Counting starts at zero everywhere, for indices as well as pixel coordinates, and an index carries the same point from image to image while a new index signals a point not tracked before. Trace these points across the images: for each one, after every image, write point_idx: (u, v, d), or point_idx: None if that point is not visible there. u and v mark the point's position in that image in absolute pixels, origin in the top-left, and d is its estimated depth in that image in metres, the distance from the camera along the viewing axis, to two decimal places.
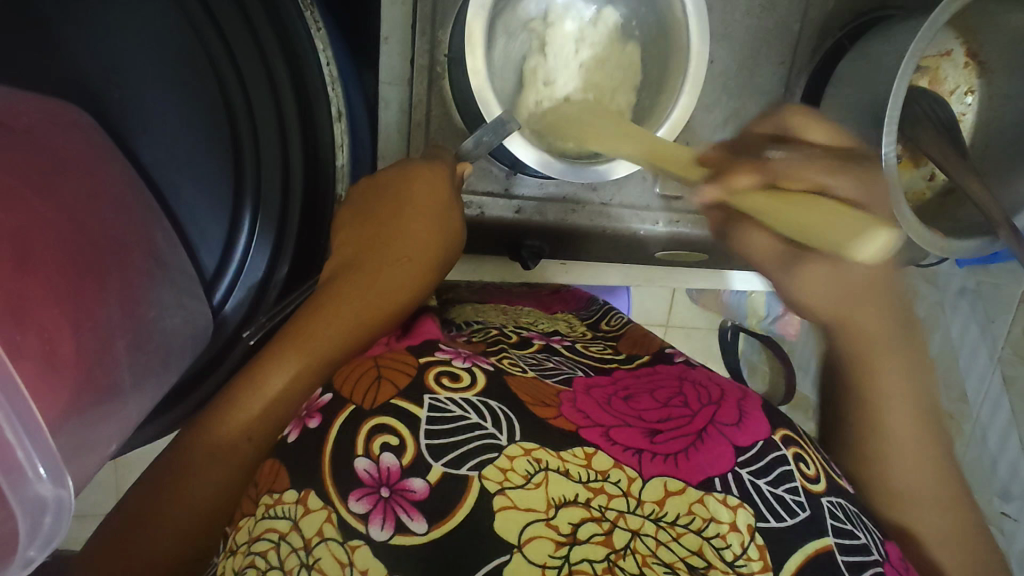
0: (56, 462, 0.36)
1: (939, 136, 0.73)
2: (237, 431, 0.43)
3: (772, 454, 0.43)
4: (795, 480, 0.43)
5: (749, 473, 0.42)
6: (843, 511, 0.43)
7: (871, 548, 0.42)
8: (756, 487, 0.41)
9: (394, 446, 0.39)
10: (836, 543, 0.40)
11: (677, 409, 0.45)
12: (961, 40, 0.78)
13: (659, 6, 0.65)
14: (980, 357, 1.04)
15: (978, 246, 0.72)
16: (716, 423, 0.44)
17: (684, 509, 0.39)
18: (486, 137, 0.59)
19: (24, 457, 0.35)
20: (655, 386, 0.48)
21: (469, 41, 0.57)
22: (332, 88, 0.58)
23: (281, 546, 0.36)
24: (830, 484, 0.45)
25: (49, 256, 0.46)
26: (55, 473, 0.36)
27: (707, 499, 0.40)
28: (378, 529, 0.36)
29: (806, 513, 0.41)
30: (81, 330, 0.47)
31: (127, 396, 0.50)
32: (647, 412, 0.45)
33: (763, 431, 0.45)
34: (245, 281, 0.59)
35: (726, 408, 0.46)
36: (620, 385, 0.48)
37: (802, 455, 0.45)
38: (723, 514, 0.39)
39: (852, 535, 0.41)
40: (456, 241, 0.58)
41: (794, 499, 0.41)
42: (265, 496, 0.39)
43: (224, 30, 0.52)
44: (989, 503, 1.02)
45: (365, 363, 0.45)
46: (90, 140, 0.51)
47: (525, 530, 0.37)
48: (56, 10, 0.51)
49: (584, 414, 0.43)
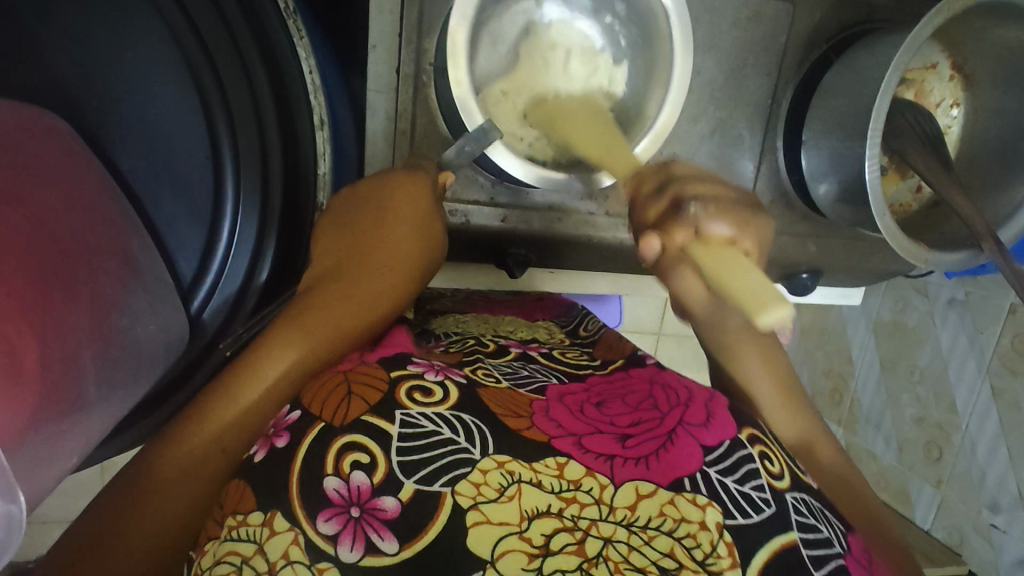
0: (7, 478, 0.35)
1: (923, 147, 0.73)
2: (208, 443, 0.42)
3: (737, 451, 0.43)
4: (760, 477, 0.42)
5: (716, 473, 0.41)
6: (807, 506, 0.42)
7: (834, 541, 0.41)
8: (723, 484, 0.41)
9: (365, 464, 0.38)
10: (802, 539, 0.39)
11: (647, 412, 0.45)
12: (947, 53, 0.78)
13: (644, 17, 0.65)
14: (969, 366, 1.04)
15: (962, 258, 0.72)
16: (686, 424, 0.44)
17: (655, 511, 0.39)
18: (468, 147, 0.58)
19: None
20: (627, 392, 0.49)
21: (452, 52, 0.58)
22: (315, 98, 0.58)
23: (244, 569, 0.35)
24: (795, 480, 0.44)
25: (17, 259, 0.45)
26: (5, 489, 0.35)
27: (677, 499, 0.39)
28: (348, 551, 0.36)
29: (771, 510, 0.40)
30: (47, 341, 0.46)
31: (94, 407, 0.49)
32: (619, 417, 0.45)
33: (730, 430, 0.44)
34: (224, 289, 0.59)
35: (695, 409, 0.46)
36: (593, 391, 0.49)
37: (767, 453, 0.44)
38: (693, 513, 0.39)
39: (816, 529, 0.40)
40: (439, 253, 0.58)
41: (759, 495, 0.41)
42: (228, 518, 0.38)
43: (198, 28, 0.52)
44: (977, 514, 1.03)
45: (335, 378, 0.44)
46: (67, 151, 0.51)
47: (499, 542, 0.36)
48: (34, 16, 0.50)
49: (555, 422, 0.43)
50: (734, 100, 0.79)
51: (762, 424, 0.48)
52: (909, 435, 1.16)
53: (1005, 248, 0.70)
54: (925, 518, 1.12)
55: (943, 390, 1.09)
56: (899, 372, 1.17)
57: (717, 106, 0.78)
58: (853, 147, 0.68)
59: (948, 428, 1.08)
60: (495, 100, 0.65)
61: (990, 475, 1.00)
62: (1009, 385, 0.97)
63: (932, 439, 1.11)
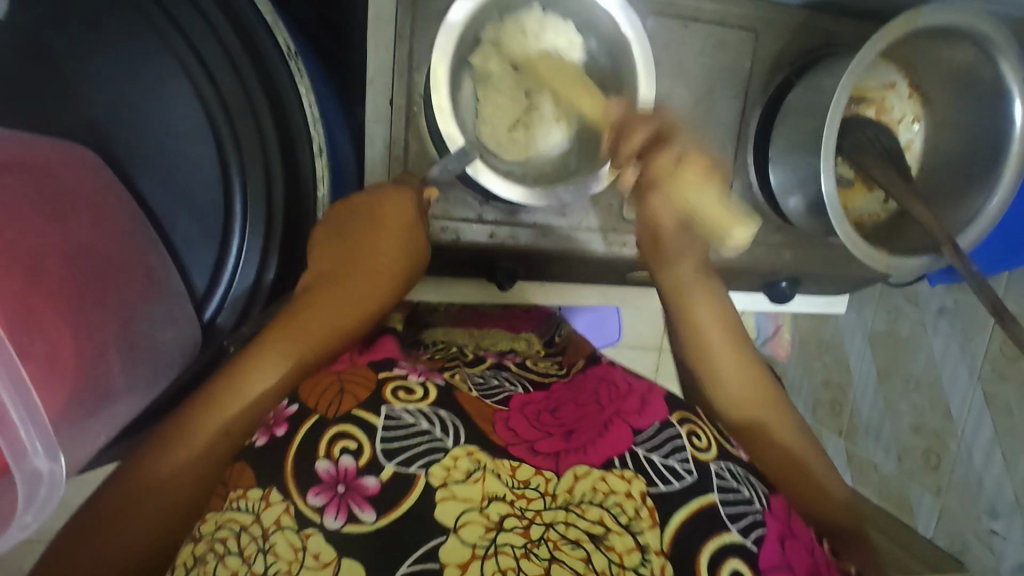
0: (52, 439, 0.40)
1: (883, 161, 0.79)
2: (215, 428, 0.47)
3: (665, 431, 0.49)
4: (685, 451, 0.48)
5: (644, 450, 0.47)
6: (730, 473, 0.48)
7: (754, 500, 0.47)
8: (648, 459, 0.47)
9: (353, 450, 0.44)
10: (719, 499, 0.46)
11: (591, 408, 0.52)
12: (903, 73, 0.84)
13: (613, 52, 0.71)
14: (962, 373, 1.06)
15: (922, 264, 0.76)
16: (620, 414, 0.51)
17: (588, 488, 0.44)
18: (451, 165, 0.65)
19: (25, 434, 0.39)
20: (578, 397, 0.54)
21: (436, 83, 0.64)
22: (314, 127, 0.64)
23: (241, 534, 0.41)
24: (720, 453, 0.50)
25: (58, 270, 0.52)
26: (50, 449, 0.39)
27: (608, 476, 0.45)
28: (332, 519, 0.41)
29: (693, 477, 0.46)
30: (80, 337, 0.52)
31: (119, 399, 0.54)
32: (567, 417, 0.51)
33: (662, 413, 0.51)
34: (235, 292, 0.64)
35: (629, 399, 0.53)
36: (552, 399, 0.54)
37: (695, 430, 0.51)
38: (620, 486, 0.44)
39: (735, 490, 0.47)
40: (423, 259, 0.63)
41: (682, 466, 0.47)
42: (231, 492, 0.43)
43: (212, 72, 0.59)
44: (978, 521, 1.04)
45: (329, 377, 0.50)
46: (96, 175, 0.57)
47: (461, 516, 0.41)
48: (73, 68, 0.58)
49: (514, 431, 0.48)
50: (706, 121, 0.84)
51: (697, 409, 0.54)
52: (906, 443, 1.17)
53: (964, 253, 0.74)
54: (927, 527, 1.13)
55: (938, 397, 1.11)
56: (895, 380, 1.19)
57: (689, 127, 0.83)
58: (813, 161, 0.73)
59: (944, 435, 1.10)
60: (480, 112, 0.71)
61: (988, 479, 1.02)
62: (1000, 390, 1.00)
63: (930, 447, 1.12)
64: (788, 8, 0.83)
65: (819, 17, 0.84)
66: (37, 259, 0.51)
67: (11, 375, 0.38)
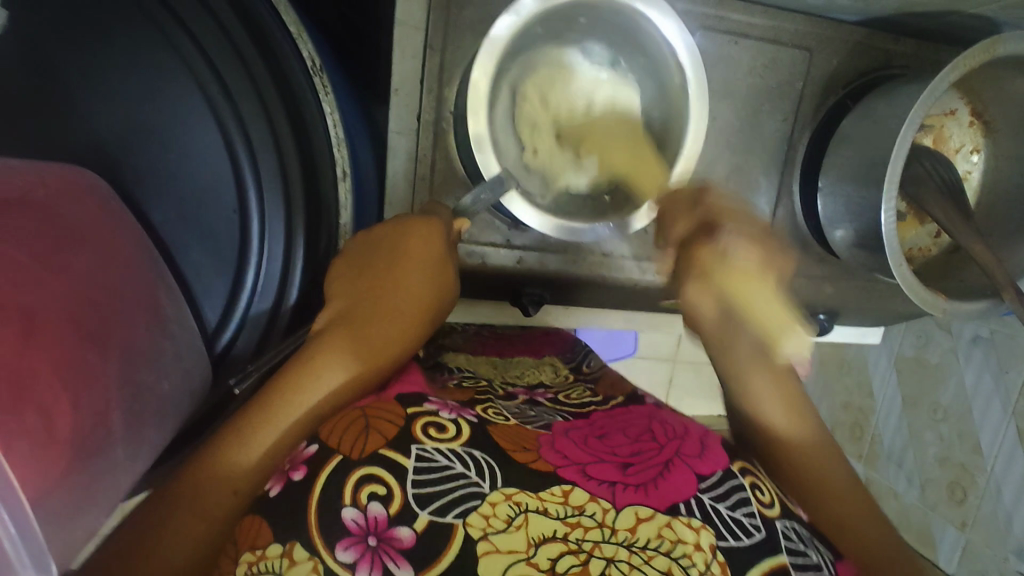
0: (41, 550, 0.34)
1: (941, 195, 0.73)
2: (220, 485, 0.42)
3: (731, 481, 0.45)
4: (752, 505, 0.44)
5: (710, 499, 0.43)
6: (797, 534, 0.45)
7: (823, 567, 0.43)
8: (716, 509, 0.43)
9: (382, 496, 0.40)
10: (791, 563, 0.42)
11: (646, 444, 0.47)
12: (967, 100, 0.78)
13: (662, 74, 0.66)
14: (994, 406, 0.96)
15: (983, 310, 0.71)
16: (682, 454, 0.47)
17: (653, 533, 0.41)
18: (484, 195, 0.59)
19: (10, 547, 0.33)
20: (626, 424, 0.51)
21: (473, 103, 0.59)
22: (338, 151, 0.60)
23: None
24: (783, 510, 0.47)
25: (58, 326, 0.45)
26: (39, 558, 0.33)
27: (674, 523, 0.41)
28: None
29: (761, 535, 0.43)
30: (78, 407, 0.44)
31: (121, 463, 0.48)
32: (620, 447, 0.47)
33: (722, 461, 0.47)
34: (253, 321, 0.59)
35: (690, 443, 0.48)
36: (596, 425, 0.51)
37: (757, 483, 0.47)
38: (688, 534, 0.41)
39: (805, 555, 0.43)
40: (449, 296, 0.58)
41: (749, 520, 0.43)
42: (248, 554, 0.39)
43: (231, 92, 0.55)
44: (1004, 560, 0.94)
45: (352, 414, 0.47)
46: (107, 206, 0.52)
47: (506, 571, 0.38)
48: (79, 86, 0.53)
49: (562, 453, 0.45)
50: (749, 145, 0.79)
51: (753, 462, 0.51)
52: (931, 474, 1.07)
53: None
54: (949, 562, 1.03)
55: (968, 430, 1.00)
56: (921, 411, 1.09)
57: (733, 151, 0.78)
58: (868, 194, 0.68)
59: (973, 469, 0.99)
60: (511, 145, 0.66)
61: (1016, 520, 0.92)
62: None
63: (956, 479, 1.02)
64: (844, 26, 0.77)
65: (877, 37, 0.79)
66: (31, 309, 0.44)
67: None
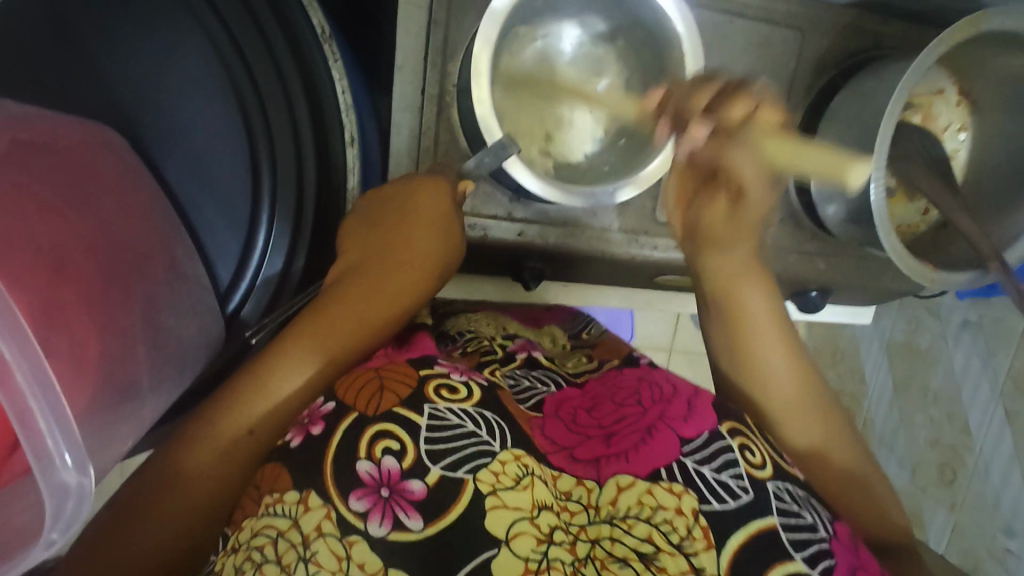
0: (82, 450, 0.36)
1: (930, 171, 0.75)
2: (237, 426, 0.44)
3: (716, 442, 0.46)
4: (737, 467, 0.45)
5: (693, 462, 0.45)
6: (789, 495, 0.45)
7: (818, 527, 0.44)
8: (700, 472, 0.44)
9: (395, 450, 0.42)
10: (780, 523, 0.43)
11: (631, 409, 0.49)
12: (954, 79, 0.80)
13: (659, 48, 0.68)
14: (982, 389, 0.98)
15: (968, 280, 0.74)
16: (665, 419, 0.48)
17: (634, 501, 0.42)
18: (487, 160, 0.61)
19: (53, 445, 0.35)
20: (617, 389, 0.53)
21: (476, 73, 0.61)
22: (347, 116, 0.62)
23: (279, 541, 0.38)
24: (775, 471, 0.47)
25: (84, 264, 0.49)
26: (79, 461, 0.36)
27: (654, 489, 0.43)
28: (377, 526, 0.39)
29: (748, 496, 0.44)
30: (106, 335, 0.48)
31: (144, 399, 0.51)
32: (606, 417, 0.49)
33: (710, 422, 0.48)
34: (264, 278, 0.61)
35: (676, 403, 0.50)
36: (589, 395, 0.53)
37: (748, 445, 0.48)
38: (670, 500, 0.42)
39: (798, 515, 0.44)
40: (456, 256, 0.60)
41: (736, 482, 0.44)
42: (266, 496, 0.41)
43: (245, 55, 0.56)
44: (992, 538, 0.96)
45: (366, 374, 0.47)
46: (125, 162, 0.54)
47: (513, 526, 0.39)
48: (100, 48, 0.55)
49: (551, 438, 0.47)
50: None
51: (747, 420, 0.51)
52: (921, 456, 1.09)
53: (1010, 269, 0.71)
54: (938, 541, 1.04)
55: (957, 411, 1.02)
56: (914, 392, 1.11)
57: None
58: None
59: (963, 450, 1.01)
60: (519, 119, 0.69)
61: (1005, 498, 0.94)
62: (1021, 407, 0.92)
63: (946, 460, 1.04)
64: (836, 8, 0.80)
65: (869, 19, 0.81)
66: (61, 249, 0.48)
67: (36, 375, 0.35)
